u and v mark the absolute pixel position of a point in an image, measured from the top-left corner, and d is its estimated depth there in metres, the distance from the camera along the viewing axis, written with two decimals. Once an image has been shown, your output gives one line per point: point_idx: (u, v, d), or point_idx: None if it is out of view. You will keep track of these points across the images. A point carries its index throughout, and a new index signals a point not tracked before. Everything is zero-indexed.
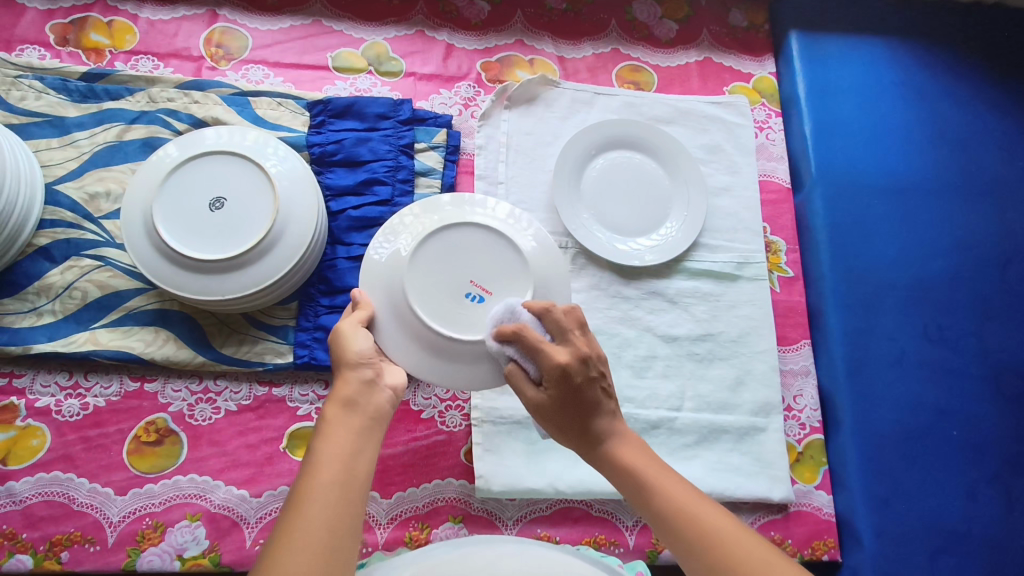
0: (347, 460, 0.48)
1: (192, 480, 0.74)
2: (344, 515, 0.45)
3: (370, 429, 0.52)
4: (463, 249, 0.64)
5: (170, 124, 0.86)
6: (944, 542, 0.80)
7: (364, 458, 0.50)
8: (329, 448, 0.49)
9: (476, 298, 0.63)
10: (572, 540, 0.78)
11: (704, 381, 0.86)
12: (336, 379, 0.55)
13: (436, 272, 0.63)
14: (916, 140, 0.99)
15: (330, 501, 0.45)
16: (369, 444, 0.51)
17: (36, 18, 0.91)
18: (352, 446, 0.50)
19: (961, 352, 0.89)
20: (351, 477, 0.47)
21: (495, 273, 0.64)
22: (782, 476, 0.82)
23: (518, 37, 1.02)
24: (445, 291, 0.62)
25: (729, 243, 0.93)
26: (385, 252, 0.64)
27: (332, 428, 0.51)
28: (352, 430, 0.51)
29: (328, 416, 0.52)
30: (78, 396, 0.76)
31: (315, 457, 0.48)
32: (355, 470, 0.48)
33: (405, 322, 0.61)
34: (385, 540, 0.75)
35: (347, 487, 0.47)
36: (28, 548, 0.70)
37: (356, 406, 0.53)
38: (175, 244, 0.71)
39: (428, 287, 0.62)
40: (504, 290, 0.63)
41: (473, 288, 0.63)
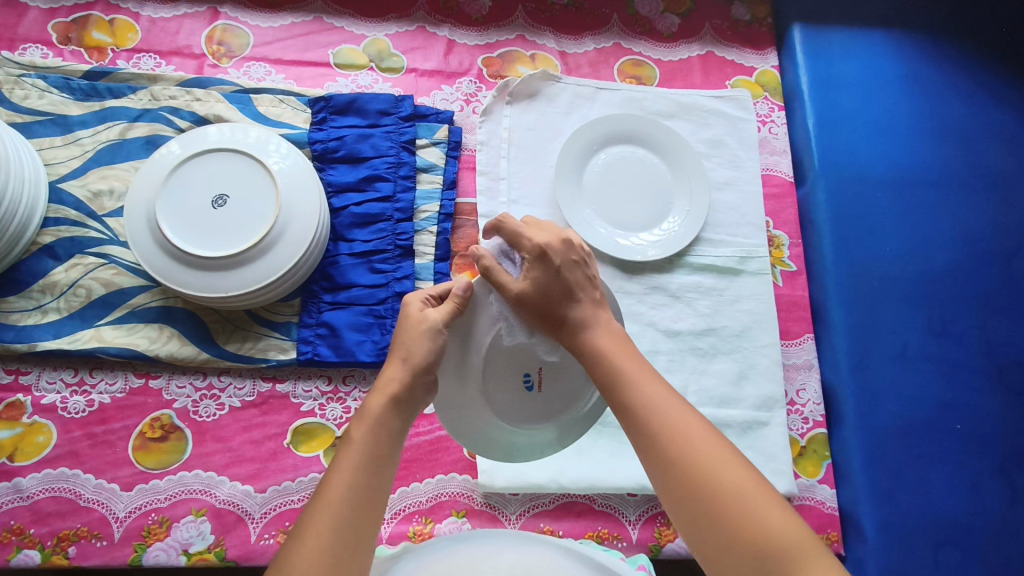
0: (378, 463, 0.48)
1: (197, 475, 0.75)
2: (369, 520, 0.46)
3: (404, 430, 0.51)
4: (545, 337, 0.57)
5: (172, 122, 0.86)
6: (948, 536, 0.80)
7: (393, 461, 0.49)
8: (364, 447, 0.48)
9: (530, 393, 0.58)
10: (575, 534, 0.78)
11: (706, 375, 0.86)
12: (390, 368, 0.52)
13: (509, 351, 0.56)
14: (919, 134, 0.99)
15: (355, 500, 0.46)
16: (400, 447, 0.50)
17: (38, 17, 0.91)
18: (386, 447, 0.49)
19: (965, 346, 0.89)
20: (379, 481, 0.47)
21: (558, 376, 0.59)
22: (785, 470, 0.82)
23: (519, 32, 1.02)
24: (507, 370, 0.57)
25: (732, 237, 0.93)
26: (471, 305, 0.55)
27: (370, 423, 0.49)
28: (390, 430, 0.50)
29: (370, 408, 0.50)
30: (84, 393, 0.77)
31: (351, 451, 0.48)
32: (384, 473, 0.48)
33: (465, 376, 0.56)
34: (388, 534, 0.75)
35: (374, 489, 0.47)
36: (35, 543, 0.70)
37: (401, 406, 0.51)
38: (181, 244, 0.71)
39: (501, 355, 0.56)
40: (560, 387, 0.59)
41: (533, 378, 0.58)
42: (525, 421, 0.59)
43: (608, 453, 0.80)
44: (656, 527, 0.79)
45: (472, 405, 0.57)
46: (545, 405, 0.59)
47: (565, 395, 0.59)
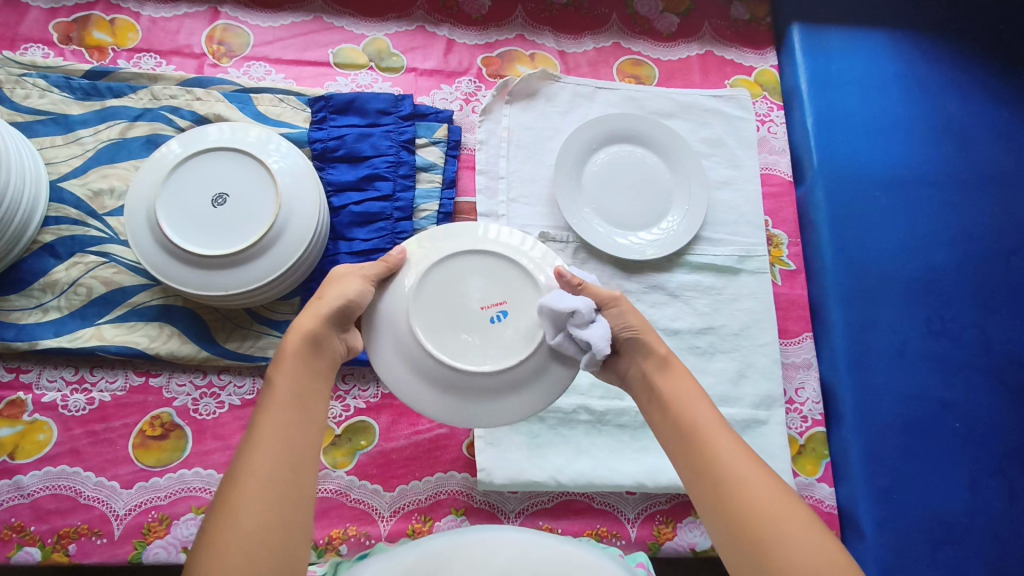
0: (302, 395, 0.53)
1: (197, 473, 0.75)
2: (304, 446, 0.50)
3: (325, 371, 0.57)
4: (442, 298, 0.61)
5: (173, 121, 0.86)
6: (947, 534, 0.80)
7: (317, 394, 0.55)
8: (287, 384, 0.53)
9: (503, 308, 0.62)
10: (574, 532, 0.78)
11: (705, 374, 0.86)
12: (302, 316, 0.58)
13: (442, 321, 0.61)
14: (918, 132, 0.99)
15: (293, 442, 0.50)
16: (322, 383, 0.56)
17: (40, 16, 0.92)
18: (306, 383, 0.54)
19: (964, 344, 0.89)
20: (307, 413, 0.53)
21: (493, 287, 0.62)
22: (784, 469, 0.82)
23: (519, 32, 1.02)
24: (464, 336, 0.61)
25: (731, 236, 0.93)
26: (389, 341, 0.60)
27: (289, 364, 0.54)
28: (307, 368, 0.55)
29: (287, 350, 0.55)
30: (84, 391, 0.77)
31: (277, 389, 0.53)
32: (310, 405, 0.53)
33: (448, 384, 0.60)
34: (388, 532, 0.76)
35: (304, 426, 0.52)
36: (35, 541, 0.71)
37: (316, 343, 0.57)
38: (181, 242, 0.71)
39: (468, 350, 0.60)
40: (518, 300, 0.62)
41: (487, 311, 0.62)
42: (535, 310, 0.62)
43: (607, 452, 0.80)
44: (654, 525, 0.79)
45: (526, 372, 0.60)
46: (517, 288, 0.62)
47: (522, 296, 0.62)
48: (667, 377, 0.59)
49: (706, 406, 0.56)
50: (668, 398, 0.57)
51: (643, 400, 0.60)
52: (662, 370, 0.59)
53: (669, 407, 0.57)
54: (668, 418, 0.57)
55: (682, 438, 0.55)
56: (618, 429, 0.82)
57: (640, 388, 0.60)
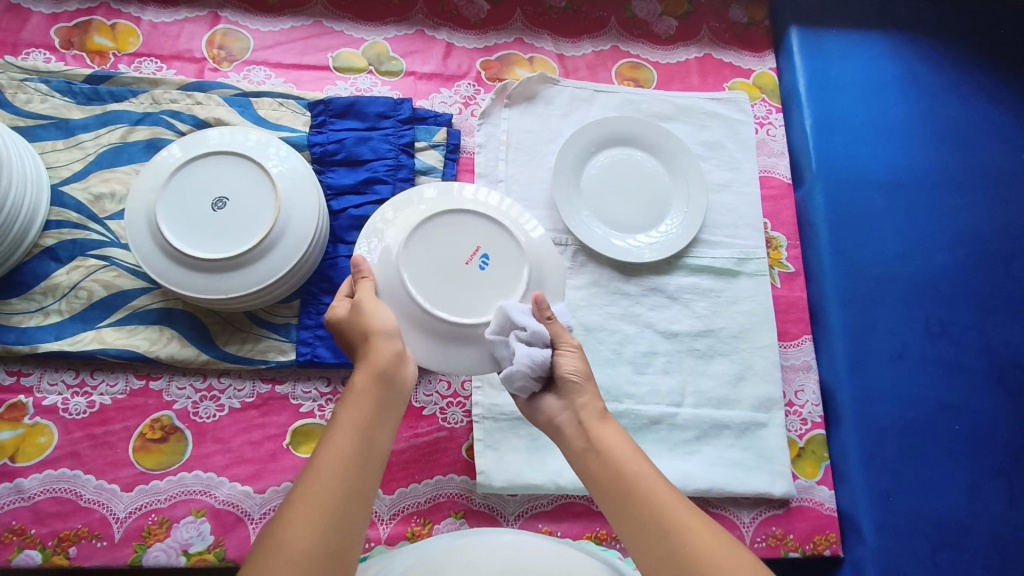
0: (366, 434, 0.51)
1: (197, 476, 0.75)
2: (361, 491, 0.48)
3: (393, 408, 0.55)
4: (427, 259, 0.65)
5: (174, 125, 0.87)
6: (948, 537, 0.80)
7: (381, 435, 0.53)
8: (351, 419, 0.52)
9: (484, 251, 0.66)
10: (573, 535, 0.78)
11: (704, 376, 0.86)
12: (372, 346, 0.57)
13: (432, 278, 0.64)
14: (917, 135, 0.99)
15: (349, 486, 0.48)
16: (389, 422, 0.54)
17: (42, 22, 0.92)
18: (372, 420, 0.52)
19: (964, 347, 0.89)
20: (368, 453, 0.51)
21: (469, 239, 0.66)
22: (783, 471, 0.82)
23: (518, 36, 1.03)
24: (456, 288, 0.65)
25: (730, 238, 0.93)
26: (391, 311, 0.63)
27: (359, 397, 0.53)
28: (374, 403, 0.53)
29: (360, 383, 0.54)
30: (85, 394, 0.77)
31: (341, 424, 0.51)
32: (374, 446, 0.51)
33: (455, 337, 0.64)
34: (387, 535, 0.75)
35: (363, 467, 0.49)
36: (36, 544, 0.71)
37: (388, 378, 0.55)
38: (195, 263, 0.72)
39: (473, 301, 0.65)
40: (495, 248, 0.66)
41: (471, 264, 0.66)
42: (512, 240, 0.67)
43: None
44: None
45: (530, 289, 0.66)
46: (487, 229, 0.67)
47: (496, 244, 0.66)
48: (602, 428, 0.57)
49: (641, 459, 0.54)
50: (606, 448, 0.54)
51: (576, 450, 0.57)
52: (600, 420, 0.57)
53: (606, 458, 0.54)
54: (603, 469, 0.54)
55: (618, 493, 0.52)
56: None
57: (574, 436, 0.57)
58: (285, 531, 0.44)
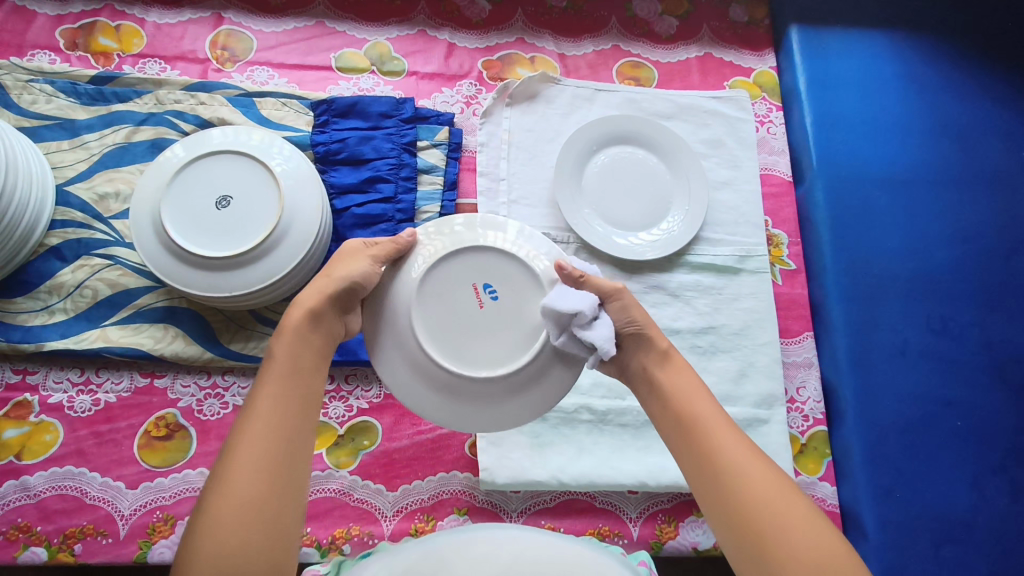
0: (302, 371, 0.55)
1: (202, 474, 0.75)
2: (300, 418, 0.53)
3: (325, 347, 0.59)
4: (436, 315, 0.60)
5: (177, 126, 0.87)
6: (949, 533, 0.80)
7: (315, 369, 0.57)
8: (287, 358, 0.55)
9: (481, 281, 0.60)
10: (576, 531, 0.79)
11: (706, 373, 0.87)
12: (308, 289, 0.59)
13: (448, 332, 0.59)
14: (917, 132, 1.00)
15: (288, 414, 0.52)
16: (322, 360, 0.58)
17: (46, 23, 0.93)
18: (307, 358, 0.56)
19: (965, 343, 0.89)
20: (304, 388, 0.54)
21: (470, 275, 0.61)
22: (786, 467, 0.83)
23: (519, 35, 1.03)
24: (478, 335, 0.60)
25: (731, 236, 0.93)
26: (421, 388, 0.60)
27: (292, 336, 0.56)
28: (310, 344, 0.57)
29: (291, 324, 0.57)
30: (89, 392, 0.78)
31: (279, 362, 0.55)
32: (309, 380, 0.55)
33: (498, 391, 0.60)
34: (391, 532, 0.76)
35: (300, 399, 0.54)
36: (42, 541, 0.71)
37: (319, 321, 0.58)
38: (195, 268, 0.73)
39: (516, 334, 0.60)
40: (502, 277, 0.61)
41: (482, 302, 0.61)
42: (500, 253, 0.61)
43: (608, 451, 0.81)
44: (656, 524, 0.80)
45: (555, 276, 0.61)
46: (467, 264, 0.61)
47: (500, 271, 0.61)
48: (670, 371, 0.60)
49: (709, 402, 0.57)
50: (668, 389, 0.59)
51: (643, 392, 0.62)
52: (661, 362, 0.61)
53: (670, 397, 0.58)
54: (669, 408, 0.58)
55: (683, 430, 0.56)
56: (620, 428, 0.82)
57: (640, 380, 0.62)
58: (230, 478, 0.47)
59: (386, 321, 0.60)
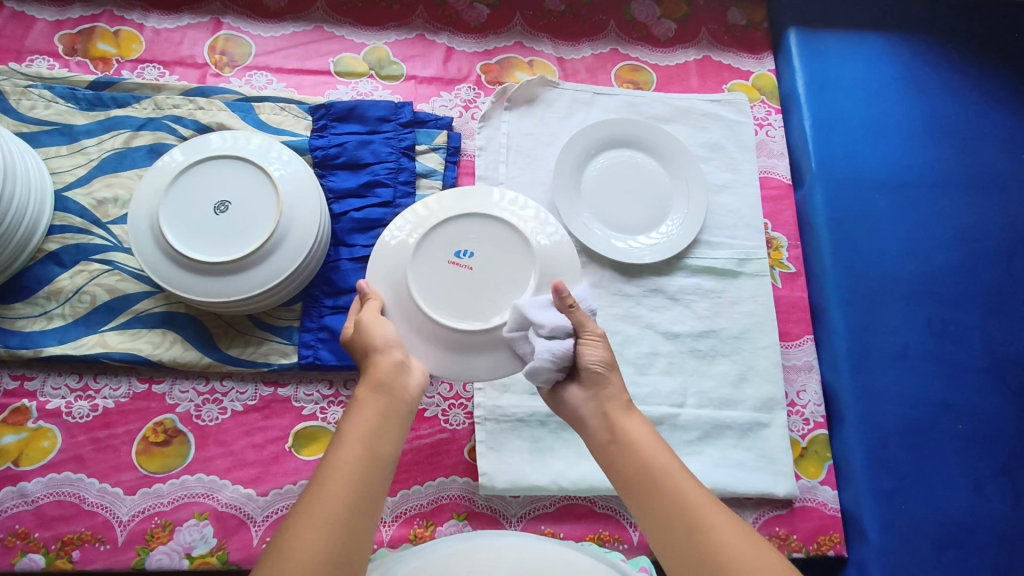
0: (371, 444, 0.53)
1: (200, 479, 0.75)
2: (366, 496, 0.50)
3: (396, 415, 0.56)
4: (431, 287, 0.64)
5: (176, 131, 0.87)
6: (952, 537, 0.79)
7: (385, 439, 0.54)
8: (357, 430, 0.53)
9: (454, 248, 0.65)
10: (576, 537, 0.78)
11: (706, 377, 0.86)
12: (371, 360, 0.59)
13: (447, 295, 0.63)
14: (917, 135, 0.99)
15: (352, 490, 0.49)
16: (393, 431, 0.55)
17: (45, 29, 0.93)
18: (375, 429, 0.54)
19: (965, 346, 0.89)
20: (373, 461, 0.52)
21: (441, 244, 0.65)
22: (787, 471, 0.82)
23: (518, 39, 1.03)
24: (473, 290, 0.64)
25: (730, 239, 0.93)
26: (446, 353, 0.63)
27: (362, 409, 0.55)
28: (377, 413, 0.55)
29: (361, 396, 0.56)
30: (88, 398, 0.78)
31: (348, 435, 0.53)
32: (378, 452, 0.53)
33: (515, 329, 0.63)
34: (390, 537, 0.75)
35: (368, 474, 0.51)
36: (40, 547, 0.71)
37: (385, 388, 0.56)
38: (211, 276, 0.73)
39: (506, 277, 0.64)
40: (469, 234, 0.66)
41: (461, 263, 0.65)
42: (467, 217, 0.66)
43: None
44: None
45: (523, 221, 0.66)
46: (435, 237, 0.65)
47: (464, 230, 0.66)
48: (629, 420, 0.58)
49: (669, 455, 0.56)
50: (635, 442, 0.56)
51: (601, 442, 0.58)
52: (624, 412, 0.59)
53: (635, 451, 0.56)
54: (630, 461, 0.56)
55: (647, 486, 0.54)
56: None
57: (600, 428, 0.59)
58: (293, 547, 0.46)
59: (393, 315, 0.64)
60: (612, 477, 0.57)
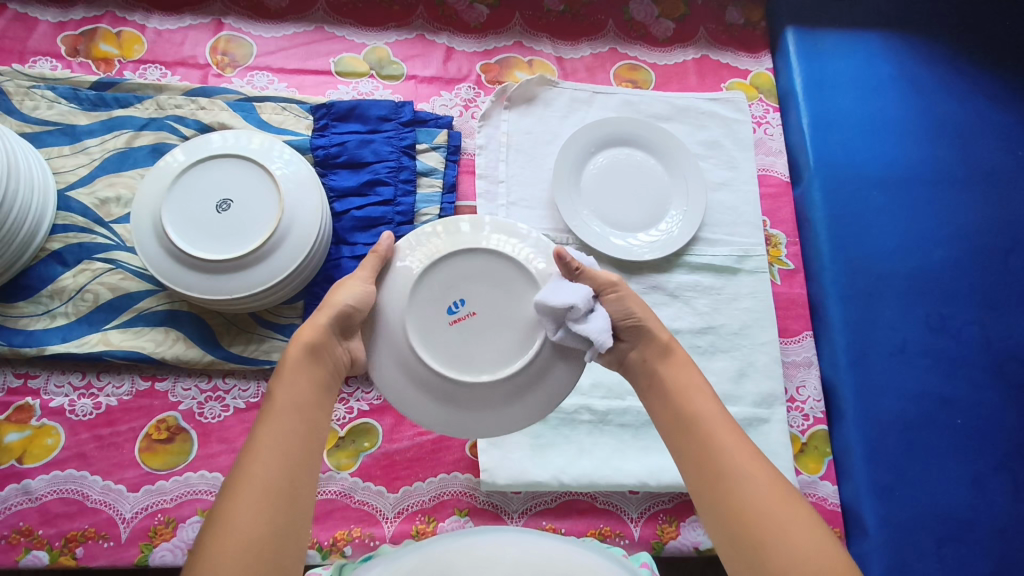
0: (304, 409, 0.55)
1: (202, 476, 0.75)
2: (305, 456, 0.52)
3: (325, 382, 0.58)
4: (434, 346, 0.59)
5: (178, 130, 0.88)
6: (951, 530, 0.80)
7: (316, 405, 0.56)
8: (290, 396, 0.55)
9: (445, 303, 0.60)
10: (577, 532, 0.78)
11: (706, 373, 0.87)
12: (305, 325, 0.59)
13: (450, 348, 0.60)
14: (914, 133, 1.00)
15: (290, 451, 0.51)
16: (322, 396, 0.57)
17: (48, 30, 0.94)
18: (307, 395, 0.56)
19: (964, 341, 0.89)
20: (307, 425, 0.54)
21: (431, 297, 0.60)
22: (786, 467, 0.82)
23: (517, 39, 1.04)
24: (479, 339, 0.60)
25: (729, 236, 0.94)
26: (466, 411, 0.60)
27: (293, 374, 0.56)
28: (309, 379, 0.57)
29: (292, 359, 0.57)
30: (91, 396, 0.78)
31: (280, 399, 0.54)
32: (310, 417, 0.55)
33: (533, 375, 0.60)
34: (392, 534, 0.76)
35: (304, 437, 0.53)
36: (43, 544, 0.71)
37: (318, 355, 0.58)
38: (199, 270, 0.74)
39: (511, 320, 0.60)
40: (459, 280, 0.61)
41: (459, 314, 0.61)
42: (439, 266, 0.61)
43: (609, 452, 0.81)
44: (657, 524, 0.80)
45: (515, 249, 0.62)
46: (423, 291, 0.60)
47: (452, 276, 0.61)
48: (669, 364, 0.61)
49: (705, 395, 0.58)
50: (668, 384, 0.60)
51: (642, 386, 0.63)
52: (662, 358, 0.62)
53: (669, 392, 0.59)
54: (667, 400, 0.59)
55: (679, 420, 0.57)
56: (620, 429, 0.83)
57: (640, 373, 0.63)
58: (235, 509, 0.47)
59: (401, 385, 0.60)
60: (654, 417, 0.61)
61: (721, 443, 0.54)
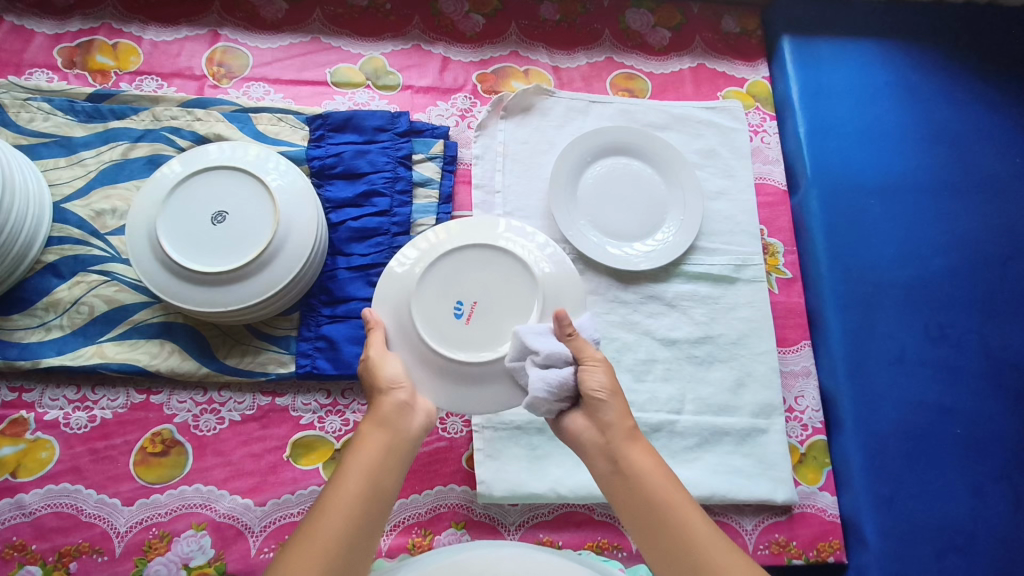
0: (375, 479, 0.54)
1: (198, 489, 0.75)
2: (366, 532, 0.52)
3: (400, 449, 0.58)
4: (467, 345, 0.64)
5: (174, 142, 0.88)
6: (952, 542, 0.79)
7: (388, 475, 0.56)
8: (361, 464, 0.55)
9: (447, 309, 0.65)
10: (575, 545, 0.78)
11: (703, 383, 0.86)
12: (379, 394, 0.60)
13: (477, 334, 0.64)
14: (911, 141, 1.00)
15: (350, 525, 0.51)
16: (396, 468, 0.57)
17: (44, 42, 0.94)
18: (378, 463, 0.55)
19: (963, 350, 0.89)
20: (374, 498, 0.54)
21: (433, 314, 0.65)
22: (785, 477, 0.82)
23: (513, 48, 1.04)
24: (493, 315, 0.65)
25: (726, 245, 0.93)
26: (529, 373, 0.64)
27: (366, 441, 0.57)
28: (380, 447, 0.57)
29: (366, 427, 0.58)
30: (86, 409, 0.78)
31: (353, 466, 0.55)
32: (381, 488, 0.54)
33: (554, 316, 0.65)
34: (388, 547, 0.75)
35: (368, 510, 0.53)
36: (37, 559, 0.71)
37: (389, 424, 0.58)
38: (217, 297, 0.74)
39: (505, 289, 0.66)
40: (447, 286, 0.66)
41: (464, 313, 0.65)
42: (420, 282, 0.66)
43: None
44: None
45: (470, 235, 0.67)
46: (425, 313, 0.65)
47: (435, 287, 0.66)
48: (633, 449, 0.57)
49: (675, 486, 0.55)
50: (635, 473, 0.56)
51: (603, 471, 0.58)
52: (628, 442, 0.58)
53: (638, 485, 0.55)
54: (633, 492, 0.55)
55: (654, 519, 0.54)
56: None
57: (600, 457, 0.58)
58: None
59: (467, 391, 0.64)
60: (617, 507, 0.57)
61: (705, 541, 0.52)
